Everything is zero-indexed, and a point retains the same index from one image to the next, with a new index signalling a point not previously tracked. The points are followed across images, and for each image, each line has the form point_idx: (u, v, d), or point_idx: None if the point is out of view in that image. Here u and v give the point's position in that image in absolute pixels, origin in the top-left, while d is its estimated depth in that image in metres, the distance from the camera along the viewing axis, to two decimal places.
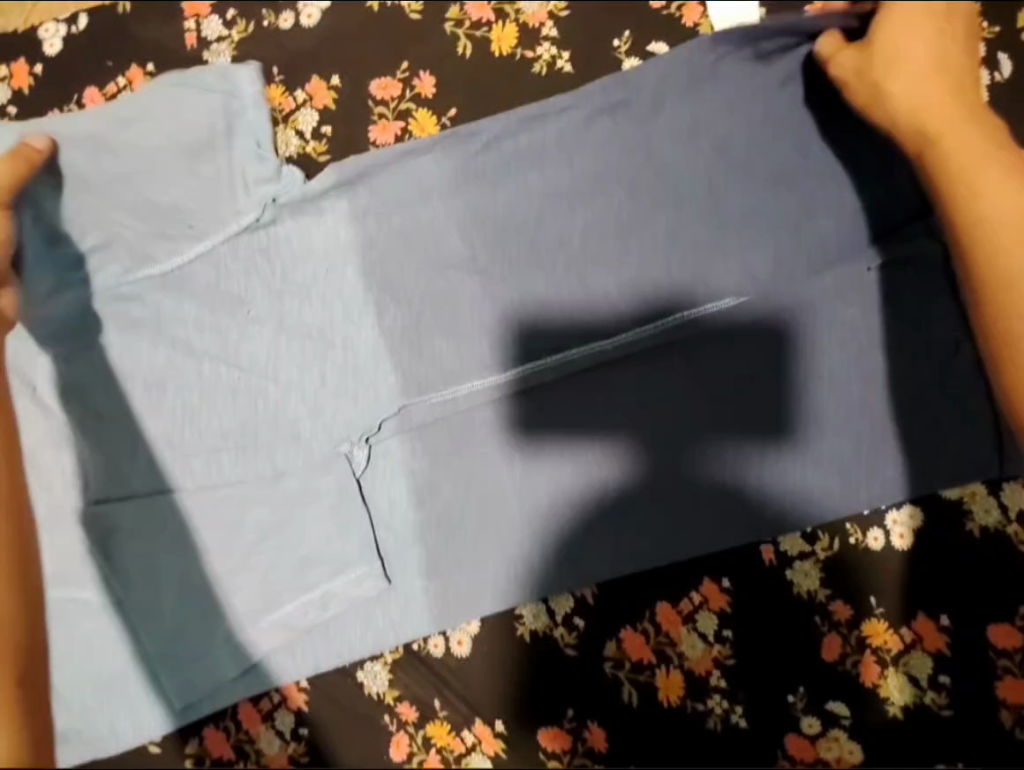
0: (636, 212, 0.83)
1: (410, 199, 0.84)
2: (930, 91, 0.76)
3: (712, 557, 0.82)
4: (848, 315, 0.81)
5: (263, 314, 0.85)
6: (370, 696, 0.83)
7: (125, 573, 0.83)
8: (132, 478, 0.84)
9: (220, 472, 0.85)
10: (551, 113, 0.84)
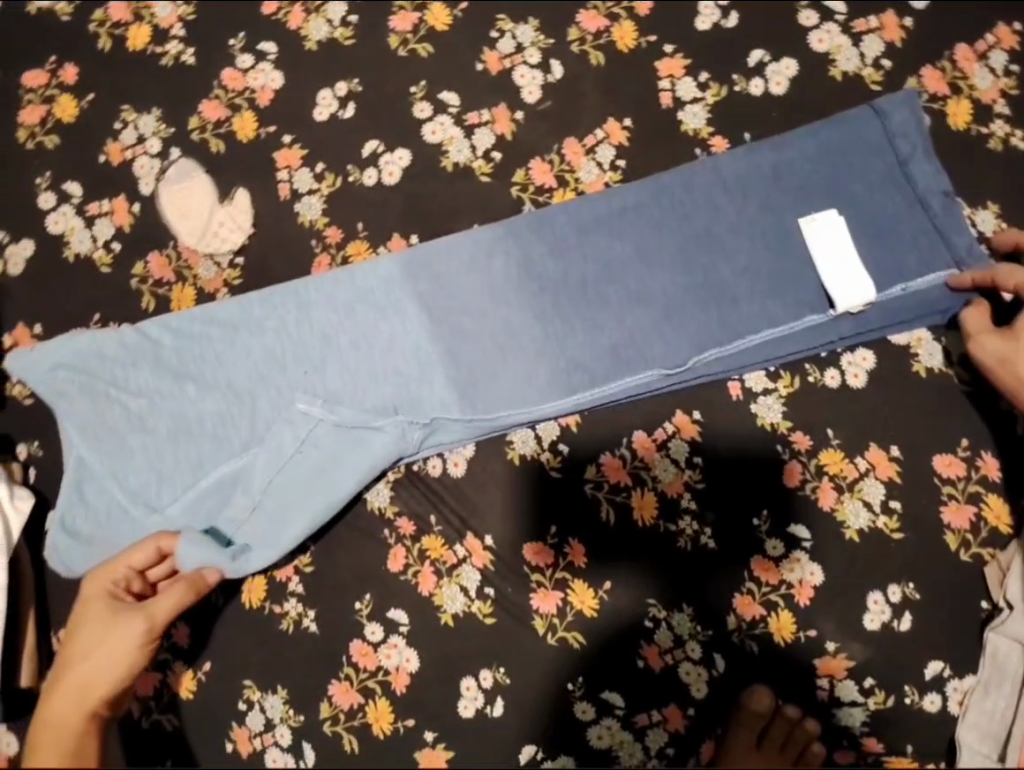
0: (622, 89, 0.95)
1: (522, 395, 0.91)
2: None
3: (684, 392, 0.91)
4: (795, 164, 0.91)
5: (336, 387, 0.91)
6: (372, 511, 0.91)
7: (142, 399, 0.92)
8: (185, 347, 0.93)
9: (262, 327, 0.93)
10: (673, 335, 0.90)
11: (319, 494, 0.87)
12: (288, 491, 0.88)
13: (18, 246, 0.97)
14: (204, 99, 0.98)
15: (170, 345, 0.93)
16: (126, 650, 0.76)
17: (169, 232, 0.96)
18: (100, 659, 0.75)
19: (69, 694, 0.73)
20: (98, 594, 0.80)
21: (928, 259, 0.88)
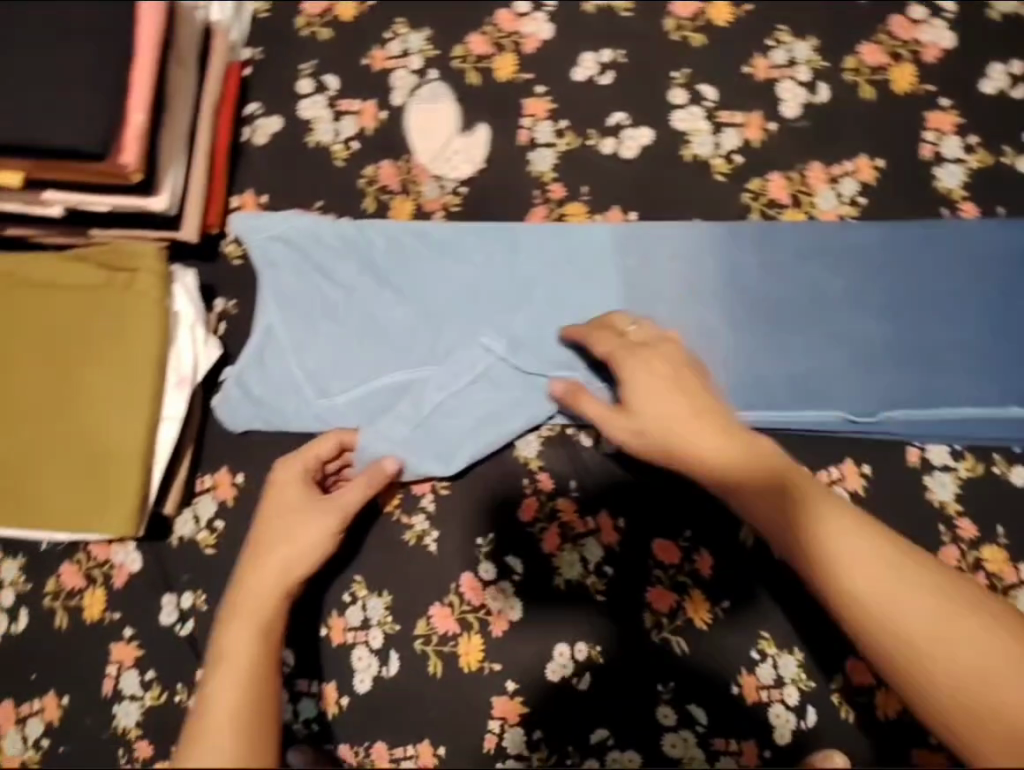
0: (885, 131, 0.93)
1: None
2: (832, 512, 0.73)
3: (858, 443, 0.90)
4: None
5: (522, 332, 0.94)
6: (518, 458, 0.94)
7: (342, 291, 0.96)
8: (391, 253, 0.96)
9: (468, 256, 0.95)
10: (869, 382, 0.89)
11: (490, 428, 0.92)
12: (459, 415, 0.92)
13: (266, 119, 1.00)
14: (473, 33, 0.99)
15: (378, 248, 0.96)
16: (321, 533, 0.79)
17: (403, 148, 0.98)
18: (284, 536, 0.79)
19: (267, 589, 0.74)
20: (295, 463, 0.86)
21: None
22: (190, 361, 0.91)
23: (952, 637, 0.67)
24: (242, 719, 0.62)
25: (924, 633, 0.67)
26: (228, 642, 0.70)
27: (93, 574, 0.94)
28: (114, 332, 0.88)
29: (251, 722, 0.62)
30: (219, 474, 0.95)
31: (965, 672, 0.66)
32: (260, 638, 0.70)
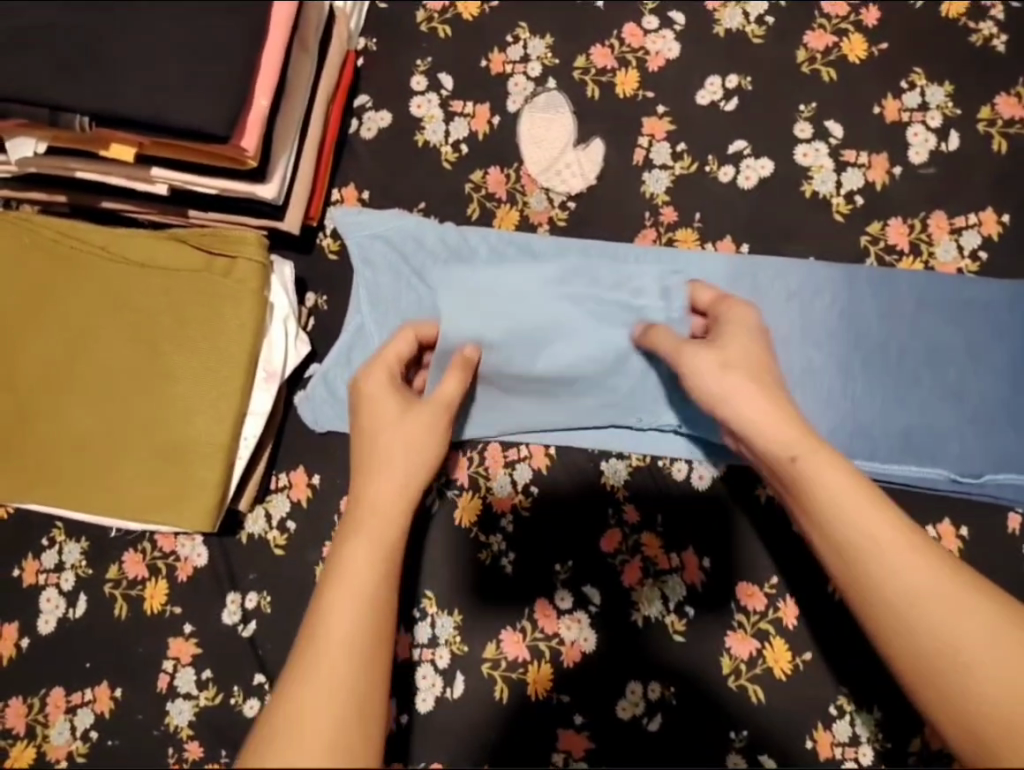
0: (1014, 185, 0.91)
1: None
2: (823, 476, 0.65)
3: (958, 503, 0.87)
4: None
5: None
6: (606, 485, 0.92)
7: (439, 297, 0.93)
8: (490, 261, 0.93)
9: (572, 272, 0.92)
10: (976, 442, 0.87)
11: None
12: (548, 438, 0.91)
13: (375, 114, 0.99)
14: (597, 44, 0.98)
15: (480, 255, 0.93)
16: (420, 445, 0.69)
17: (515, 156, 0.97)
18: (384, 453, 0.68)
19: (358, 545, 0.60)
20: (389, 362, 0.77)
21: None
22: (280, 356, 0.87)
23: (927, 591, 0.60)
24: (352, 699, 0.50)
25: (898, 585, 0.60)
26: (320, 603, 0.56)
27: (155, 565, 0.91)
28: (206, 315, 0.85)
29: (361, 673, 0.52)
30: (296, 474, 0.92)
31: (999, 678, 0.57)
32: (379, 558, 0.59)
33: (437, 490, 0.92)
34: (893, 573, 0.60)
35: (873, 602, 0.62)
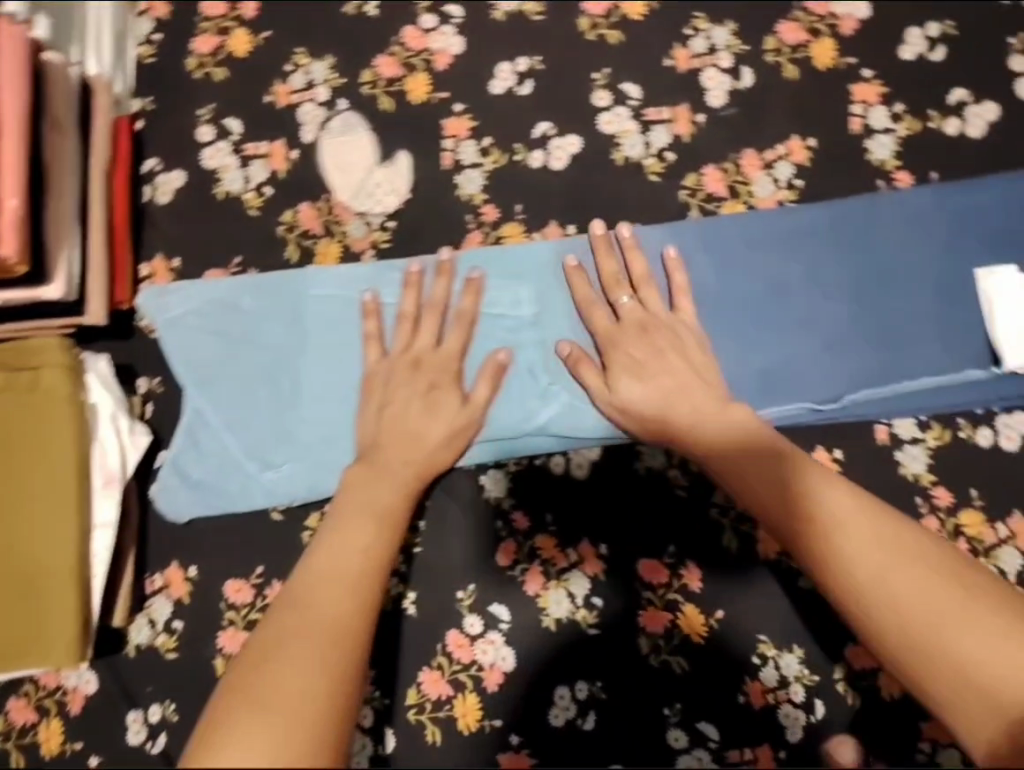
0: (812, 109, 0.91)
1: None
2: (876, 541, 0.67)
3: (828, 429, 0.88)
4: (981, 212, 0.88)
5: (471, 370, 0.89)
6: (488, 500, 0.89)
7: (271, 354, 0.90)
8: (315, 300, 0.90)
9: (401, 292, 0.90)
10: (832, 366, 0.87)
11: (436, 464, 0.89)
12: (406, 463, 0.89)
13: (167, 176, 0.94)
14: (379, 54, 0.94)
15: (300, 299, 0.91)
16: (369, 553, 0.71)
17: (323, 189, 0.93)
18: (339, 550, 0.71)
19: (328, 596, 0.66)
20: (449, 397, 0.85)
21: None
22: (115, 457, 0.83)
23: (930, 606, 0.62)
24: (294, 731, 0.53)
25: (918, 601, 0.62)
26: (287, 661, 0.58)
27: (44, 704, 0.87)
28: (29, 441, 0.80)
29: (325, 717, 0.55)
30: (170, 571, 0.89)
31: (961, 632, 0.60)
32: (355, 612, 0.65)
33: None
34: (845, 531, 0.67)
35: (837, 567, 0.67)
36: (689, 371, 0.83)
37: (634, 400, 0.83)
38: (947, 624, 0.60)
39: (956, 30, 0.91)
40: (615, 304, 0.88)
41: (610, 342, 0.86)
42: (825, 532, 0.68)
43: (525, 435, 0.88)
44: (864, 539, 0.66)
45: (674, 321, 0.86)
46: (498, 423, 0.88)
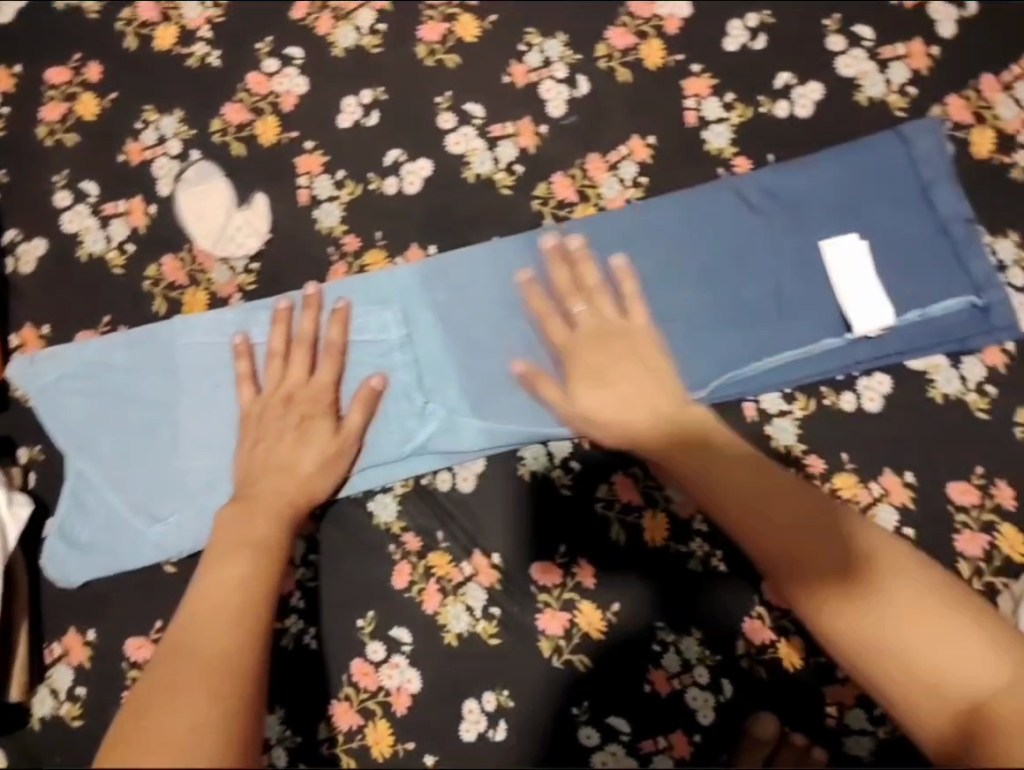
0: (649, 108, 0.94)
1: (533, 408, 0.90)
2: (887, 548, 0.72)
3: (700, 413, 0.90)
4: (821, 188, 0.91)
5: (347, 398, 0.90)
6: (378, 525, 0.90)
7: (147, 407, 0.91)
8: (186, 349, 0.92)
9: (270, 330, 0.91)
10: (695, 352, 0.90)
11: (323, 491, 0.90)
12: None
13: (29, 245, 0.96)
14: (226, 103, 0.97)
15: (169, 350, 0.92)
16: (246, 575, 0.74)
17: (185, 240, 0.95)
18: (215, 574, 0.74)
19: (212, 627, 0.68)
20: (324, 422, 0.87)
21: (947, 284, 0.88)
22: None
23: (940, 607, 0.68)
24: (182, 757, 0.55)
25: (927, 600, 0.68)
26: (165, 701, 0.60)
27: None
28: None
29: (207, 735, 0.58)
30: (66, 638, 0.89)
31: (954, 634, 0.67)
32: (237, 629, 0.68)
33: None
34: (845, 518, 0.73)
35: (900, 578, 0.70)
36: (643, 371, 0.84)
37: (596, 408, 0.84)
38: (948, 620, 0.67)
39: (775, 17, 0.95)
40: (570, 311, 0.88)
41: (569, 349, 0.86)
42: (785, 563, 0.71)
43: (406, 456, 0.90)
44: (865, 531, 0.72)
45: (628, 326, 0.86)
46: (378, 446, 0.90)
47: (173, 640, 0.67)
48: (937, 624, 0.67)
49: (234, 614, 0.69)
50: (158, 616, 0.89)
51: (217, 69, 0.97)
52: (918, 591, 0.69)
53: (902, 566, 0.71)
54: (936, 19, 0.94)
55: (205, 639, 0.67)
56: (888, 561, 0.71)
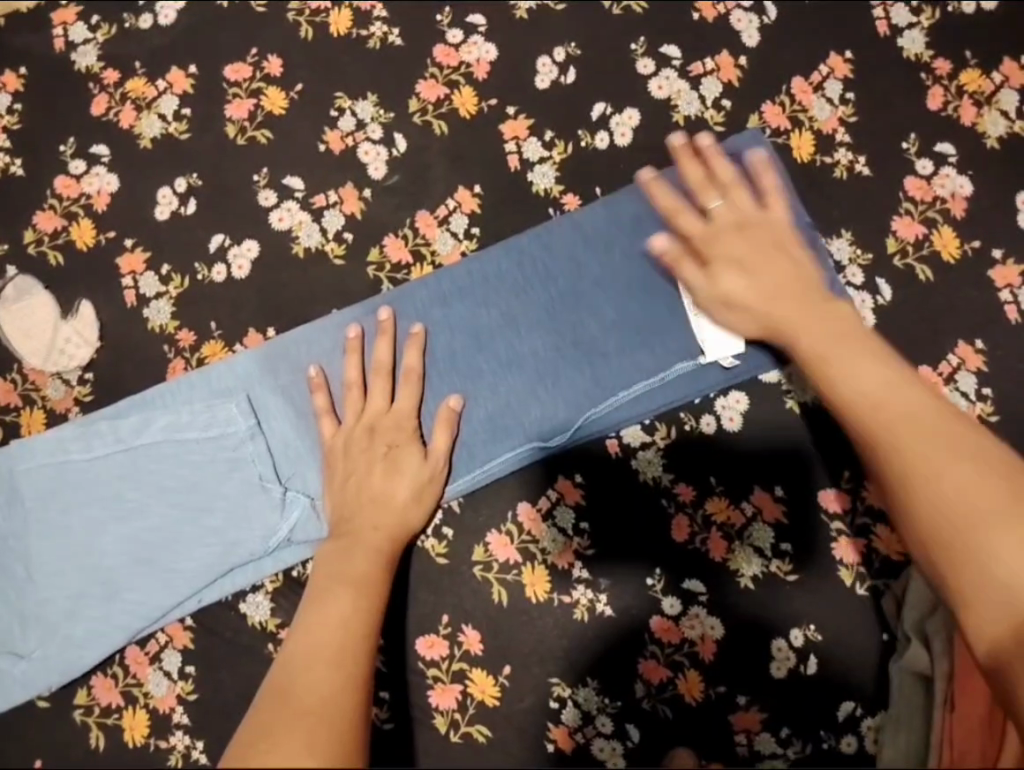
0: (469, 158, 0.93)
1: None
2: (901, 408, 0.67)
3: (564, 458, 0.89)
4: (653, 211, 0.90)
5: (204, 501, 0.87)
6: (254, 626, 0.87)
7: None
8: (27, 473, 0.88)
9: (113, 440, 0.88)
10: (548, 398, 0.88)
11: (191, 602, 0.86)
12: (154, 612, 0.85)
13: None
14: (37, 210, 0.94)
15: (9, 478, 0.88)
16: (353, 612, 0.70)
17: (13, 359, 0.91)
18: (326, 605, 0.70)
19: (293, 672, 0.61)
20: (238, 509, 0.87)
21: None
22: None
23: (950, 466, 0.62)
24: None
25: (945, 466, 0.63)
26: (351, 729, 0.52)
27: None
28: None
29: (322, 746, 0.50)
30: None
31: (966, 496, 0.61)
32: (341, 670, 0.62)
33: (94, 725, 0.85)
34: (848, 375, 0.70)
35: (893, 431, 0.66)
36: (787, 264, 0.80)
37: (738, 293, 0.79)
38: (973, 502, 0.61)
39: (582, 49, 0.94)
40: (705, 209, 0.84)
41: (709, 240, 0.81)
42: (857, 402, 0.69)
43: (271, 551, 0.86)
44: (875, 399, 0.68)
45: (766, 217, 0.82)
46: (241, 545, 0.86)
47: (275, 688, 0.58)
48: (950, 489, 0.62)
49: (292, 659, 0.63)
50: (37, 756, 0.86)
51: (25, 179, 0.94)
52: (932, 451, 0.63)
53: (924, 432, 0.65)
54: (738, 30, 0.94)
55: (309, 677, 0.59)
56: (897, 419, 0.66)
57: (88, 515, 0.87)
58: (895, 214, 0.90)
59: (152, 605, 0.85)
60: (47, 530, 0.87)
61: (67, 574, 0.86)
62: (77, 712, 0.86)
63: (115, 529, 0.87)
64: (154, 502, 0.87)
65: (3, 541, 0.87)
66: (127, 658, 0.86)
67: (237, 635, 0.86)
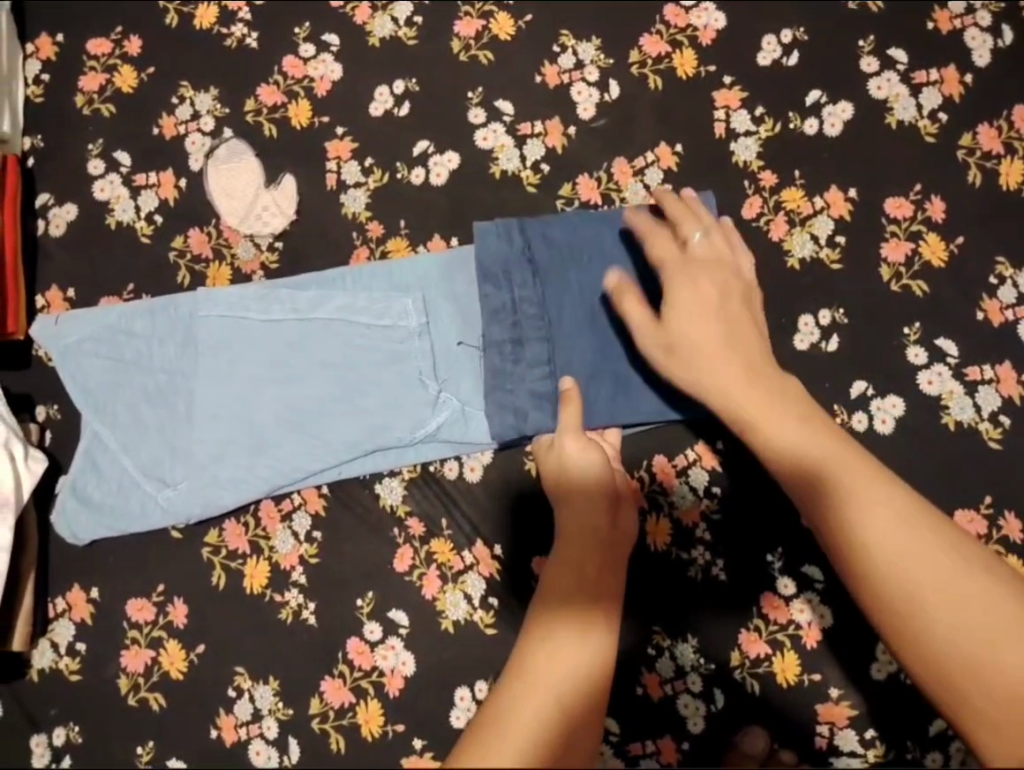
0: (677, 118, 0.95)
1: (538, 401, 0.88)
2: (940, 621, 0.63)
3: (709, 424, 0.90)
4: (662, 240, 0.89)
5: (363, 383, 0.91)
6: (384, 508, 0.91)
7: (164, 374, 0.92)
8: (207, 319, 0.93)
9: (290, 307, 0.92)
10: None
11: (332, 472, 0.91)
12: (297, 473, 0.90)
13: (59, 208, 0.98)
14: (261, 84, 0.99)
15: (191, 319, 0.93)
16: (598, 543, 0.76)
17: (212, 214, 0.97)
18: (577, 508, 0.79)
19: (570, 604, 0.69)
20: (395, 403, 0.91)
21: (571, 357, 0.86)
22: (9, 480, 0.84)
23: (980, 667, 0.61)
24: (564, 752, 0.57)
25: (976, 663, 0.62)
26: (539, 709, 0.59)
27: None
28: None
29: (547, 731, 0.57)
30: (71, 594, 0.91)
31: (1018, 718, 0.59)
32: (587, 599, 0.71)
33: (219, 565, 0.90)
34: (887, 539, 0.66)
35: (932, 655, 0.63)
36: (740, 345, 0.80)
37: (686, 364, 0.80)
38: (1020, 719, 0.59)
39: (810, 36, 0.95)
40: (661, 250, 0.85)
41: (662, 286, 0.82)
42: (922, 592, 0.64)
43: (417, 442, 0.90)
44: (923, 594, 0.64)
45: (726, 280, 0.84)
46: (390, 431, 0.90)
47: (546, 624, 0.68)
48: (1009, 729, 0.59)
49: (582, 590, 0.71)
50: (161, 581, 0.91)
51: (256, 52, 1.00)
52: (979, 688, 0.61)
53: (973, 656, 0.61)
54: (969, 47, 0.94)
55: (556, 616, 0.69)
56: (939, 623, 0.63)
57: (253, 369, 0.92)
58: (883, 237, 0.92)
59: (297, 466, 0.90)
60: (213, 375, 0.92)
61: (224, 419, 0.91)
62: (205, 549, 0.91)
63: (276, 389, 0.91)
64: (316, 371, 0.92)
65: (171, 376, 0.92)
66: (261, 509, 0.91)
67: (366, 513, 0.91)
